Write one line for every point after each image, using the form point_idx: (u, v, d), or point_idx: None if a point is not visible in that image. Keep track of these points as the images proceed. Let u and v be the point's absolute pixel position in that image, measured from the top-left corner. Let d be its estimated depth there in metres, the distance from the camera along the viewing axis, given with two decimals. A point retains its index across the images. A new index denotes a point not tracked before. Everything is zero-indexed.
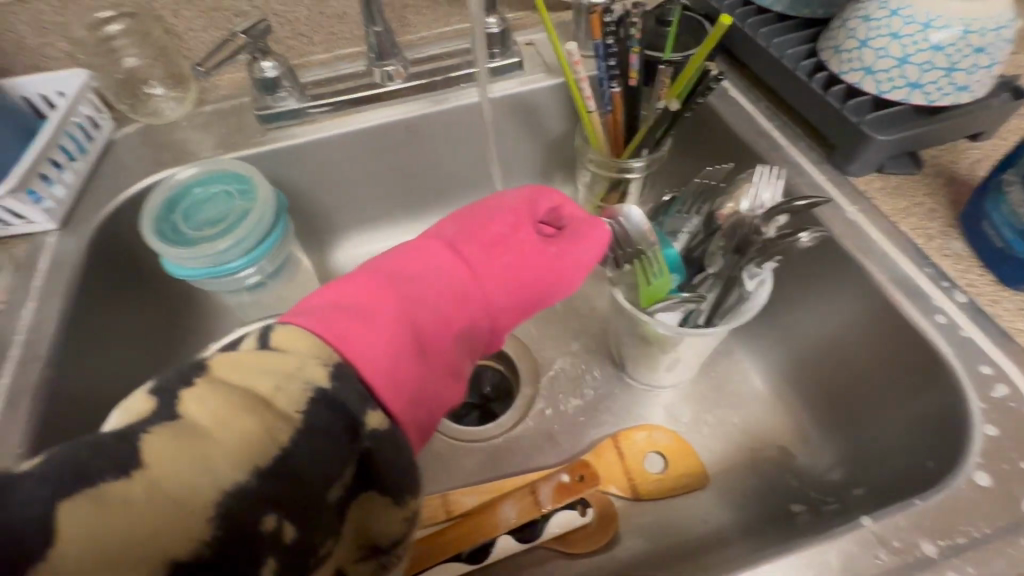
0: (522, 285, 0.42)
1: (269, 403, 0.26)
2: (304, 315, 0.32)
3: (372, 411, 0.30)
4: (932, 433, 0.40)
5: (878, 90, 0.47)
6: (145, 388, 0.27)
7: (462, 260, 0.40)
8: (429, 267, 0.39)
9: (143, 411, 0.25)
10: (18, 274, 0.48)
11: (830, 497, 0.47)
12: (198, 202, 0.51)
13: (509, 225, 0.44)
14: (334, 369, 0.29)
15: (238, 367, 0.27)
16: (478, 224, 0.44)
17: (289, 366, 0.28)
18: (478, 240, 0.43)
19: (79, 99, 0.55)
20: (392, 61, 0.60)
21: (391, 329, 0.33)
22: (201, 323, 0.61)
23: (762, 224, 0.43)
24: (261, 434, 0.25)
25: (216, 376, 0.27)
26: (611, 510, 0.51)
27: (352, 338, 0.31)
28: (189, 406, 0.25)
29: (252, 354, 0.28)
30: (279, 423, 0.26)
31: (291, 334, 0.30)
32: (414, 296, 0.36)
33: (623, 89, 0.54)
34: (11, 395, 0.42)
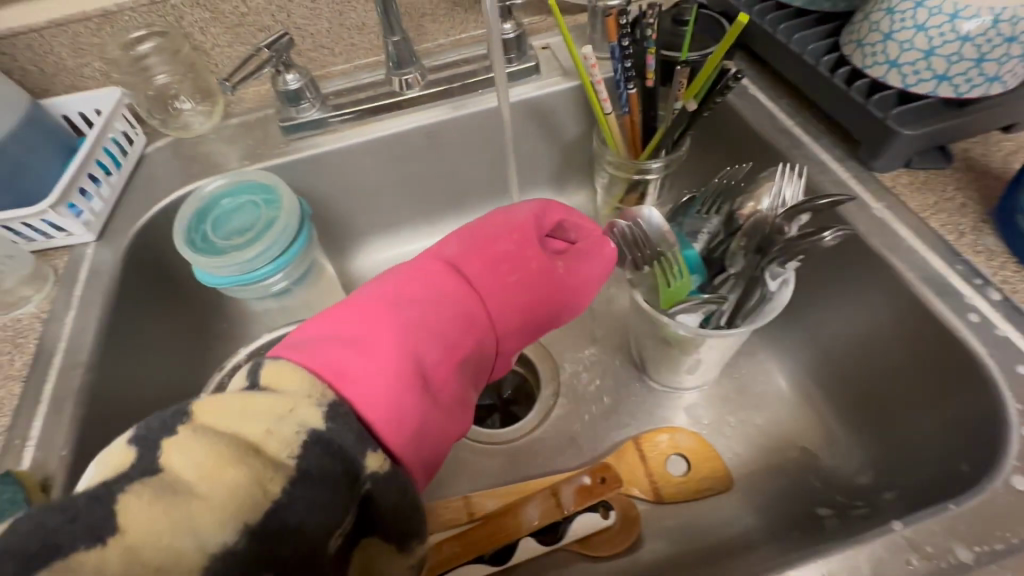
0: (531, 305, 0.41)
1: (258, 450, 0.27)
2: (302, 353, 0.32)
3: (371, 453, 0.30)
4: (967, 435, 0.39)
5: (904, 83, 0.46)
6: (125, 437, 0.27)
7: (465, 281, 0.39)
8: (428, 292, 0.37)
9: (123, 464, 0.26)
10: (60, 284, 0.51)
11: (859, 501, 0.46)
12: (226, 213, 0.52)
13: (514, 242, 0.42)
14: (328, 410, 0.29)
15: (227, 411, 0.28)
16: (480, 241, 0.42)
17: (283, 408, 0.28)
18: (481, 258, 0.40)
19: (114, 116, 0.57)
20: (409, 70, 0.61)
21: (391, 364, 0.33)
22: (231, 329, 0.63)
23: (784, 224, 0.43)
24: (248, 488, 0.26)
25: (199, 426, 0.27)
26: (634, 513, 0.50)
27: (352, 376, 0.32)
28: (172, 459, 0.26)
29: (238, 399, 0.29)
30: (269, 471, 0.27)
31: (278, 369, 0.30)
32: (415, 326, 0.35)
33: (639, 89, 0.54)
34: (54, 400, 0.44)
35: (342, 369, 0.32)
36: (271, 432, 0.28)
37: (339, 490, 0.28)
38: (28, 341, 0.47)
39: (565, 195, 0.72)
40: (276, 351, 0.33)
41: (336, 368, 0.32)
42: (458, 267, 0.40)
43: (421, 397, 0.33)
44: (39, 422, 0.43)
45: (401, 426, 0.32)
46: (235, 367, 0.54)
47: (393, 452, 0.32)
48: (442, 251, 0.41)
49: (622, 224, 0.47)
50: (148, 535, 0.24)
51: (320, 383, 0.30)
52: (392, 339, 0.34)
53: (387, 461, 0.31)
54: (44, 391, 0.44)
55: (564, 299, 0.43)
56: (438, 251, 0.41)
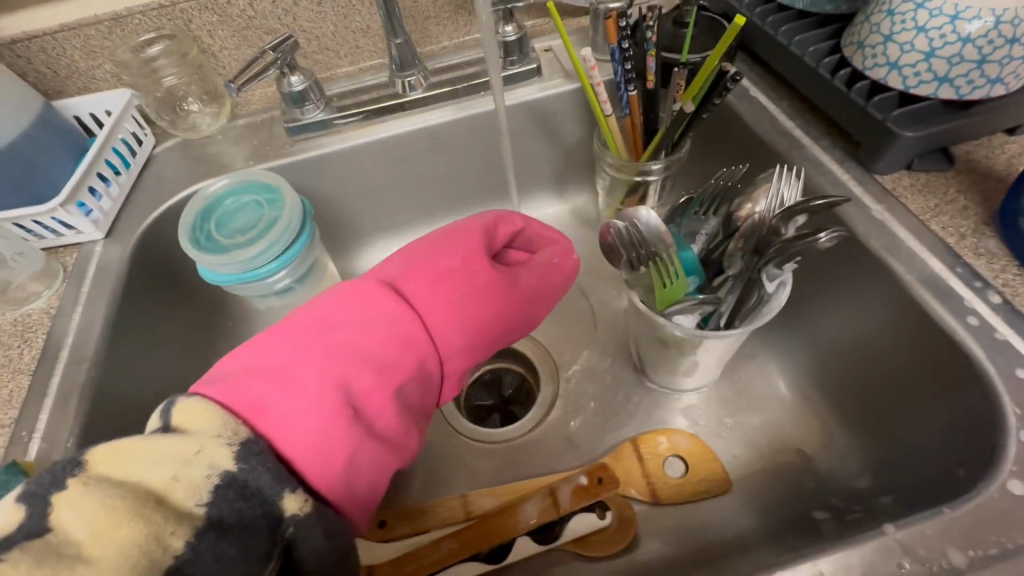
0: (478, 323, 0.40)
1: (161, 500, 0.28)
2: (222, 389, 0.33)
3: (288, 495, 0.31)
4: (964, 438, 0.39)
5: (904, 85, 0.46)
6: (12, 496, 0.28)
7: (405, 301, 0.38)
8: (362, 315, 0.37)
9: (9, 521, 0.27)
10: (68, 281, 0.52)
11: (854, 506, 0.45)
12: (230, 212, 0.53)
13: (454, 261, 0.41)
14: (237, 449, 0.30)
15: (127, 459, 0.29)
16: (422, 260, 0.41)
17: (188, 451, 0.30)
18: (423, 278, 0.40)
19: (123, 117, 0.58)
20: (412, 72, 0.62)
21: (311, 397, 0.33)
22: (235, 327, 0.64)
23: (780, 226, 0.43)
24: (145, 542, 0.27)
25: (93, 476, 0.28)
26: (630, 514, 0.50)
27: (271, 412, 0.33)
28: (60, 515, 0.27)
29: (137, 444, 0.30)
30: (169, 524, 0.28)
31: (190, 411, 0.31)
32: (341, 356, 0.35)
33: (640, 91, 0.55)
34: (61, 393, 0.45)
35: (262, 406, 0.33)
36: (176, 478, 0.29)
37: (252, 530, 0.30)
38: (36, 336, 0.49)
39: (567, 196, 0.73)
40: (197, 386, 0.34)
41: (255, 405, 0.33)
42: (394, 287, 0.39)
43: (347, 427, 0.33)
44: (45, 414, 0.44)
45: (324, 459, 0.33)
46: None
47: (317, 485, 0.33)
48: (383, 272, 0.41)
49: (617, 224, 0.46)
50: None
51: (237, 421, 0.32)
52: (314, 370, 0.34)
53: (307, 501, 0.31)
54: (51, 385, 0.45)
55: (516, 314, 0.43)
56: (377, 271, 0.41)
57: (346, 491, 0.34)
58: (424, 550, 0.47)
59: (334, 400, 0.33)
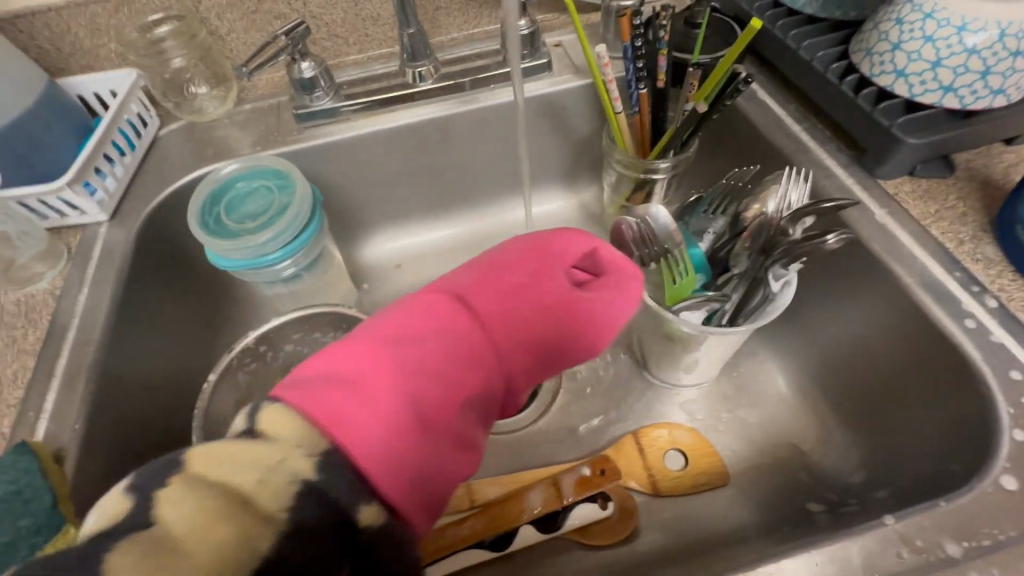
0: (549, 341, 0.39)
1: (248, 503, 0.25)
2: (301, 395, 0.29)
3: (365, 505, 0.27)
4: (959, 436, 0.40)
5: (910, 93, 0.47)
6: (122, 484, 0.26)
7: (483, 314, 0.37)
8: (446, 324, 0.35)
9: (118, 512, 0.25)
10: (73, 262, 0.51)
11: (850, 500, 0.47)
12: (240, 196, 0.53)
13: (528, 274, 0.40)
14: (320, 460, 0.27)
15: (213, 459, 0.26)
16: (496, 273, 0.40)
17: (272, 458, 0.26)
18: (501, 289, 0.39)
19: (129, 97, 0.58)
20: (423, 62, 0.61)
21: (397, 409, 0.30)
22: (237, 313, 0.64)
23: (789, 227, 0.44)
24: (234, 543, 0.24)
25: (190, 476, 0.26)
26: (632, 505, 0.51)
27: (356, 422, 0.29)
28: (163, 513, 0.24)
29: (230, 445, 0.27)
30: (258, 527, 0.25)
31: (276, 417, 0.28)
32: (424, 367, 0.33)
33: (650, 90, 0.56)
34: (67, 374, 0.44)
35: (347, 416, 0.29)
36: (262, 482, 0.26)
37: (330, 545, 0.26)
38: (41, 317, 0.48)
39: (572, 192, 0.73)
40: (276, 390, 0.30)
41: (340, 412, 0.29)
42: (471, 301, 0.37)
43: (429, 445, 0.31)
44: (52, 395, 0.43)
45: (407, 479, 0.29)
46: (243, 350, 0.55)
47: (396, 509, 0.29)
48: (456, 283, 0.39)
49: (630, 220, 0.48)
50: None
51: (321, 433, 0.28)
52: (398, 381, 0.31)
53: (382, 515, 0.28)
54: (58, 365, 0.45)
55: (583, 337, 0.40)
56: (450, 283, 0.39)
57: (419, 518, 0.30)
58: (429, 537, 0.48)
59: (417, 414, 0.31)
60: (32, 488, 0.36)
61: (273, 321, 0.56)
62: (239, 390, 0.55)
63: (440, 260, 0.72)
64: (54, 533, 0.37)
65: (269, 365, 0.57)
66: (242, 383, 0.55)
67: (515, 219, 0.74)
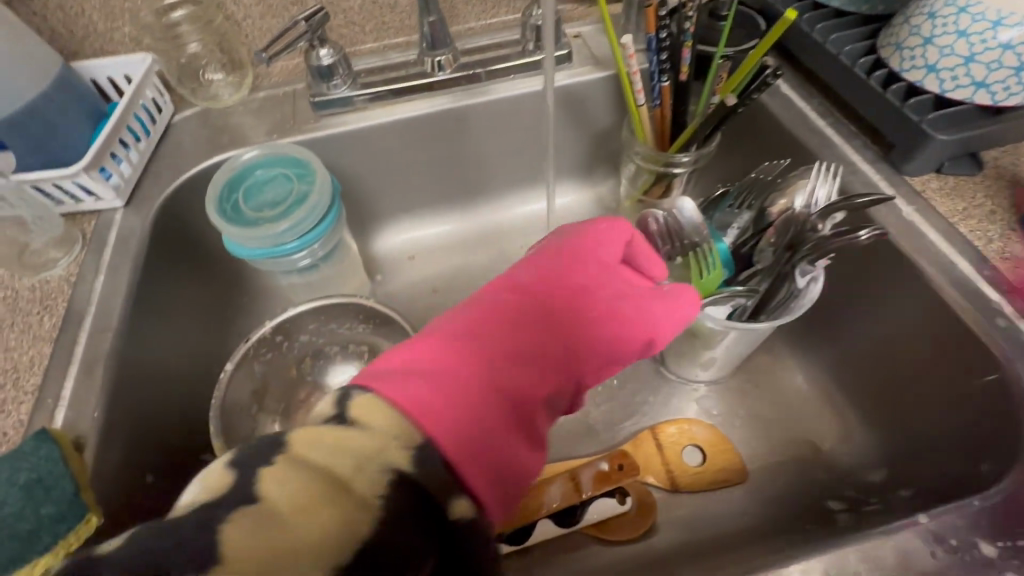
0: (611, 346, 0.39)
1: (345, 489, 0.25)
2: (392, 385, 0.29)
3: (457, 500, 0.27)
4: (990, 435, 0.40)
5: (940, 88, 0.46)
6: (224, 459, 0.26)
7: (554, 314, 0.37)
8: (524, 323, 0.36)
9: (220, 486, 0.25)
10: (88, 248, 0.51)
11: (872, 498, 0.47)
12: (259, 184, 0.52)
13: (589, 278, 0.40)
14: (416, 453, 0.27)
15: (315, 442, 0.26)
16: (561, 273, 0.40)
17: (371, 448, 0.26)
18: (566, 292, 0.39)
19: (144, 82, 0.57)
20: (442, 51, 0.60)
21: (482, 406, 0.31)
22: (251, 302, 0.63)
23: (818, 222, 0.44)
24: (337, 528, 0.23)
25: (294, 456, 0.25)
26: (650, 500, 0.51)
27: (446, 414, 0.29)
28: (267, 488, 0.24)
29: (333, 429, 0.27)
30: (355, 513, 0.24)
31: (370, 405, 0.28)
32: (503, 366, 0.33)
33: (672, 82, 0.55)
34: (85, 361, 0.44)
35: (434, 409, 0.29)
36: (360, 467, 0.25)
37: (425, 534, 0.25)
38: (57, 303, 0.48)
39: (588, 185, 0.73)
40: (363, 381, 0.29)
41: (431, 404, 0.29)
42: (532, 303, 0.38)
43: (510, 440, 0.31)
44: (70, 382, 0.43)
45: (492, 471, 0.29)
46: (259, 340, 0.54)
47: (482, 500, 0.29)
48: (523, 281, 0.39)
49: (658, 213, 0.49)
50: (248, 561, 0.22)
51: (411, 423, 0.28)
52: (476, 378, 0.32)
53: (472, 507, 0.28)
54: (75, 352, 0.44)
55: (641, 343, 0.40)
56: (512, 281, 0.39)
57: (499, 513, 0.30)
58: None
59: (496, 410, 0.31)
60: (53, 475, 0.36)
61: (289, 311, 0.56)
62: (254, 380, 0.54)
63: (455, 252, 0.72)
64: (76, 521, 0.36)
65: (285, 356, 0.57)
66: (257, 374, 0.54)
67: (530, 212, 0.73)
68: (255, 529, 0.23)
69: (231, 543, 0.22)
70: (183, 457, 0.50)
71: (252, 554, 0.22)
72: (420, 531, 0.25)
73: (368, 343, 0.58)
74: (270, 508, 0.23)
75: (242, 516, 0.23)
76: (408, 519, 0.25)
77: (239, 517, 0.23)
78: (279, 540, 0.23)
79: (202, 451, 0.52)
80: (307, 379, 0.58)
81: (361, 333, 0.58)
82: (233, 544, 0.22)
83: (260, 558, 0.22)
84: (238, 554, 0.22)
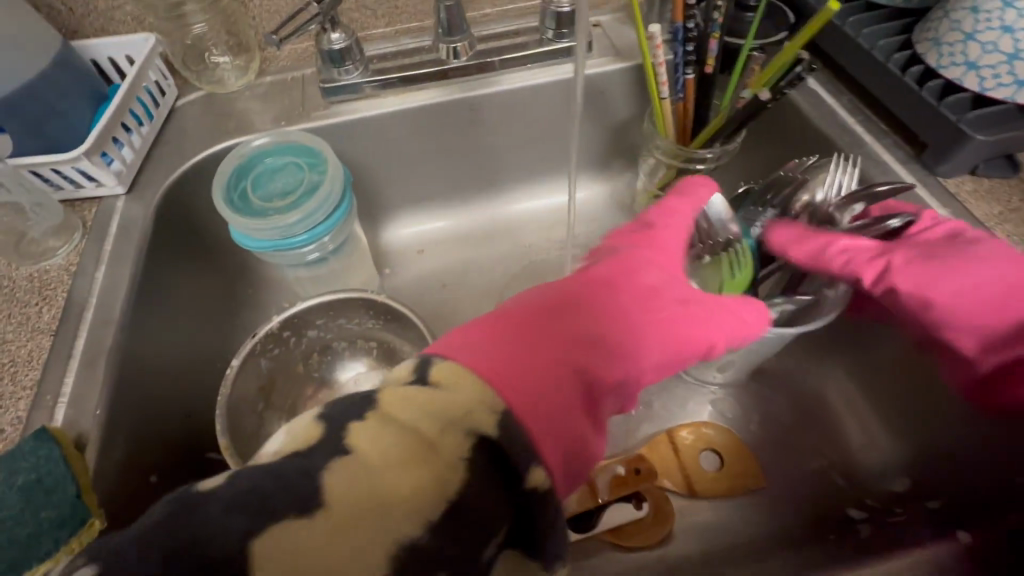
0: (675, 342, 0.41)
1: (432, 447, 0.26)
2: (471, 355, 0.31)
3: (535, 466, 0.28)
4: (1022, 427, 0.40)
5: (981, 86, 0.44)
6: (314, 411, 0.28)
7: (620, 305, 0.40)
8: (594, 307, 0.39)
9: (312, 436, 0.27)
10: (89, 237, 0.49)
11: (897, 509, 0.46)
12: (269, 172, 0.50)
13: (658, 281, 0.43)
14: (500, 419, 0.28)
15: (402, 401, 0.27)
16: (631, 271, 0.43)
17: (458, 410, 0.27)
18: (634, 289, 0.42)
19: (148, 64, 0.54)
20: (459, 37, 0.58)
21: (556, 379, 0.33)
22: (255, 294, 0.61)
23: (839, 215, 0.49)
24: (429, 479, 0.25)
25: (386, 414, 0.27)
26: (669, 506, 0.50)
27: (524, 384, 0.31)
28: (358, 439, 0.26)
29: (420, 392, 0.28)
30: (445, 468, 0.26)
31: (450, 370, 0.30)
32: (576, 345, 0.35)
33: (697, 75, 0.53)
34: (87, 355, 0.42)
35: (510, 376, 0.31)
36: (444, 430, 0.27)
37: (502, 495, 0.27)
38: (56, 294, 0.46)
39: (602, 180, 0.71)
40: (439, 351, 0.32)
41: (510, 372, 0.31)
42: (602, 273, 0.43)
43: (576, 413, 0.32)
44: (71, 377, 0.41)
45: (560, 438, 0.31)
46: (266, 336, 0.52)
47: (551, 468, 0.30)
48: (593, 274, 0.43)
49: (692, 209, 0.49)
50: (355, 506, 0.24)
51: (490, 388, 0.29)
52: (546, 353, 0.34)
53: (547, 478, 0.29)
54: (76, 346, 0.43)
55: (703, 343, 0.42)
56: (583, 274, 0.42)
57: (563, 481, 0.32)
58: None
59: (565, 383, 0.33)
60: (54, 476, 0.35)
61: (300, 304, 0.54)
62: (261, 377, 0.52)
63: (465, 246, 0.70)
64: (78, 526, 0.35)
65: (291, 352, 0.55)
66: (263, 369, 0.53)
67: (543, 205, 0.71)
68: (356, 477, 0.25)
69: (333, 493, 0.24)
70: (188, 454, 0.48)
71: (358, 496, 0.24)
72: (500, 492, 0.27)
73: (377, 338, 0.57)
74: (368, 460, 0.25)
75: (341, 468, 0.25)
76: (491, 481, 0.27)
77: (339, 467, 0.25)
78: (377, 495, 0.24)
79: (207, 448, 0.51)
80: (314, 375, 0.57)
81: (371, 328, 0.56)
82: (337, 493, 0.24)
83: (361, 510, 0.24)
84: (341, 503, 0.24)
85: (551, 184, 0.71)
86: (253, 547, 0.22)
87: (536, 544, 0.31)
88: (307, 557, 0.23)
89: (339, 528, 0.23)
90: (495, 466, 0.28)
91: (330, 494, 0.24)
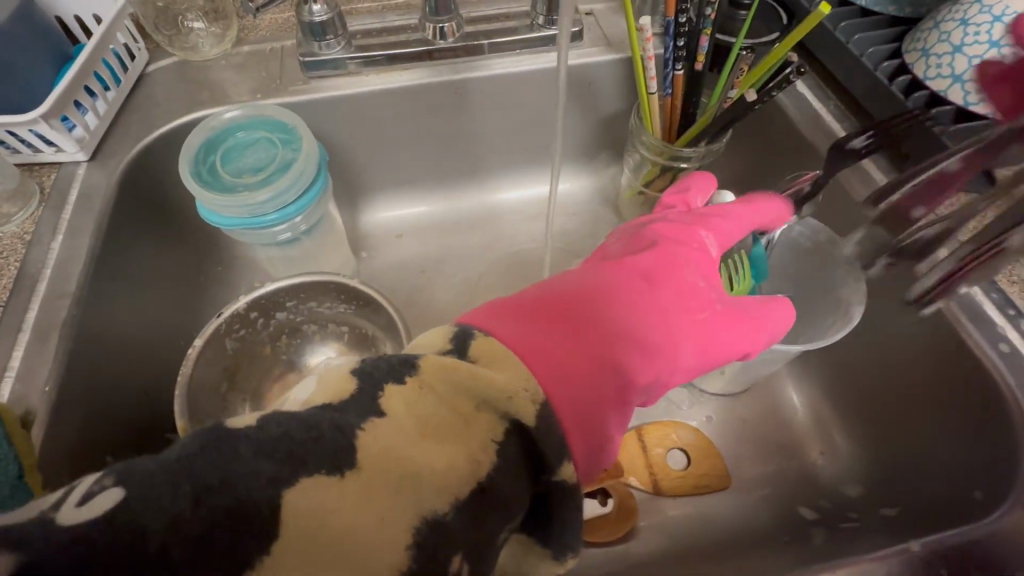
0: (710, 347, 0.38)
1: (467, 423, 0.26)
2: (507, 337, 0.31)
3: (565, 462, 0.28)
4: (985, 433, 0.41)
5: (964, 101, 0.43)
6: (347, 365, 0.28)
7: (658, 303, 0.37)
8: (628, 297, 0.36)
9: (344, 391, 0.26)
10: (48, 205, 0.47)
11: (851, 513, 0.47)
12: (240, 146, 0.49)
13: (701, 280, 0.40)
14: (540, 409, 0.27)
15: (446, 370, 0.26)
16: (671, 267, 0.40)
17: (503, 392, 0.26)
18: (674, 284, 0.39)
19: (116, 25, 0.51)
20: (446, 17, 0.56)
21: (587, 372, 0.31)
22: (224, 272, 0.60)
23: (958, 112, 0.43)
24: (462, 458, 0.25)
25: (424, 382, 0.26)
26: (631, 503, 0.50)
27: (556, 371, 0.30)
28: (393, 401, 0.25)
29: (465, 364, 0.27)
30: (477, 448, 0.25)
31: (490, 346, 0.29)
32: (608, 336, 0.34)
33: (686, 71, 0.52)
34: (38, 330, 0.41)
35: (551, 363, 0.30)
36: (479, 409, 0.26)
37: (524, 481, 0.27)
38: (8, 263, 0.43)
39: (587, 174, 0.70)
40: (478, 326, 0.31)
41: (545, 361, 0.30)
42: (647, 265, 0.39)
43: (609, 405, 0.32)
44: (21, 351, 0.40)
45: (590, 431, 0.31)
46: (232, 316, 0.51)
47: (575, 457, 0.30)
48: (635, 262, 0.39)
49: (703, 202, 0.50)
50: (384, 475, 0.23)
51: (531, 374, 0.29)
52: (584, 343, 0.32)
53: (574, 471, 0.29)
54: (26, 319, 0.41)
55: (739, 346, 0.40)
56: (625, 262, 0.39)
57: (582, 470, 0.31)
58: None
59: (600, 376, 0.32)
60: None
61: (263, 288, 0.52)
62: (225, 358, 0.51)
63: (446, 232, 0.69)
64: None
65: (259, 333, 0.54)
66: (228, 351, 0.51)
67: (525, 195, 0.70)
68: (392, 440, 0.24)
69: (369, 451, 0.23)
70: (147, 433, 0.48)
71: (390, 460, 0.23)
72: (523, 477, 0.27)
73: (349, 323, 0.55)
74: (404, 425, 0.25)
75: (376, 427, 0.24)
76: (518, 467, 0.27)
77: (375, 426, 0.24)
78: (410, 466, 0.23)
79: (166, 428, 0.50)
80: (282, 357, 0.56)
81: (342, 312, 0.55)
82: (370, 454, 0.23)
83: (395, 475, 0.23)
84: (376, 463, 0.23)
85: (536, 173, 0.69)
86: (283, 502, 0.21)
87: (546, 529, 0.31)
88: (331, 517, 0.21)
89: (369, 490, 0.22)
90: (527, 453, 0.27)
91: (364, 455, 0.23)
